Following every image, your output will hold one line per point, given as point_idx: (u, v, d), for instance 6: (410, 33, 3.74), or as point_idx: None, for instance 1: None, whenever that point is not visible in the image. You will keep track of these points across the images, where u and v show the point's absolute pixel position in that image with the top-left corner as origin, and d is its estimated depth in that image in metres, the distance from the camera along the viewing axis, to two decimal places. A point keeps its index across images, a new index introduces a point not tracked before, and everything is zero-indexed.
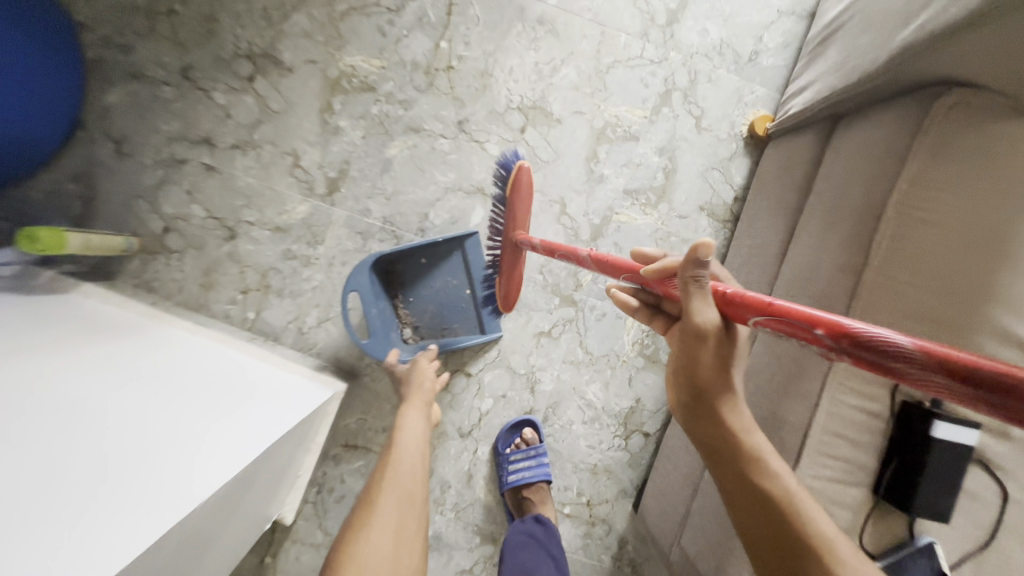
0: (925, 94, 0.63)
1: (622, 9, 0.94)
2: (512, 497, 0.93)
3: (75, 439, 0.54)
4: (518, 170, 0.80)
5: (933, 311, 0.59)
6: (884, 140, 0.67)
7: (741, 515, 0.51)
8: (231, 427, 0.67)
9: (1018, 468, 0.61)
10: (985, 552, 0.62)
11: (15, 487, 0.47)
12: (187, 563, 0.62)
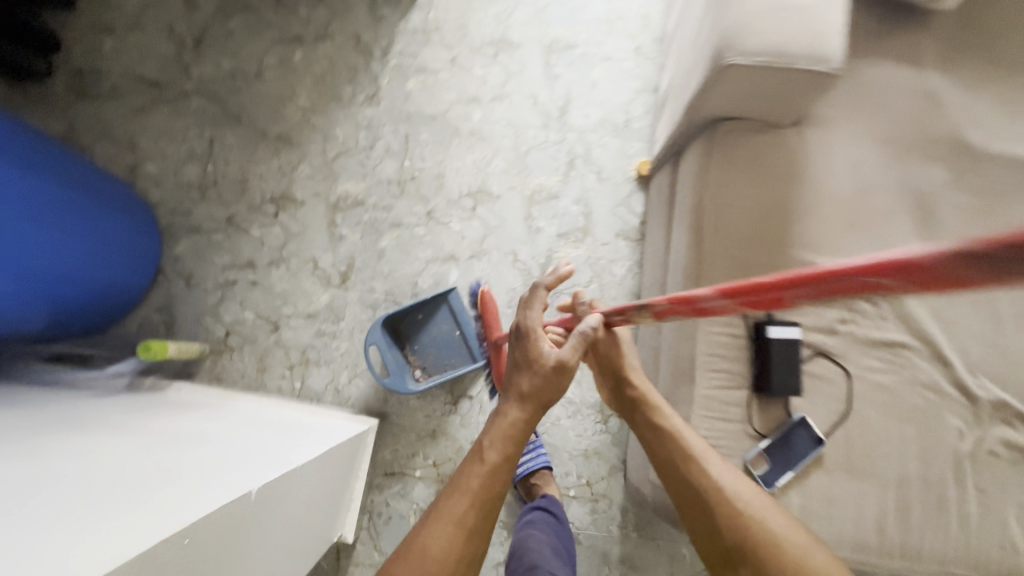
0: (705, 127, 0.96)
1: (526, 113, 1.33)
2: (523, 487, 1.15)
3: (191, 447, 0.76)
4: (483, 294, 1.17)
5: (744, 258, 0.90)
6: (692, 159, 0.98)
7: (652, 446, 0.83)
8: (295, 444, 0.88)
9: (847, 352, 0.88)
10: (848, 417, 0.86)
11: (155, 462, 0.68)
12: (283, 551, 0.79)
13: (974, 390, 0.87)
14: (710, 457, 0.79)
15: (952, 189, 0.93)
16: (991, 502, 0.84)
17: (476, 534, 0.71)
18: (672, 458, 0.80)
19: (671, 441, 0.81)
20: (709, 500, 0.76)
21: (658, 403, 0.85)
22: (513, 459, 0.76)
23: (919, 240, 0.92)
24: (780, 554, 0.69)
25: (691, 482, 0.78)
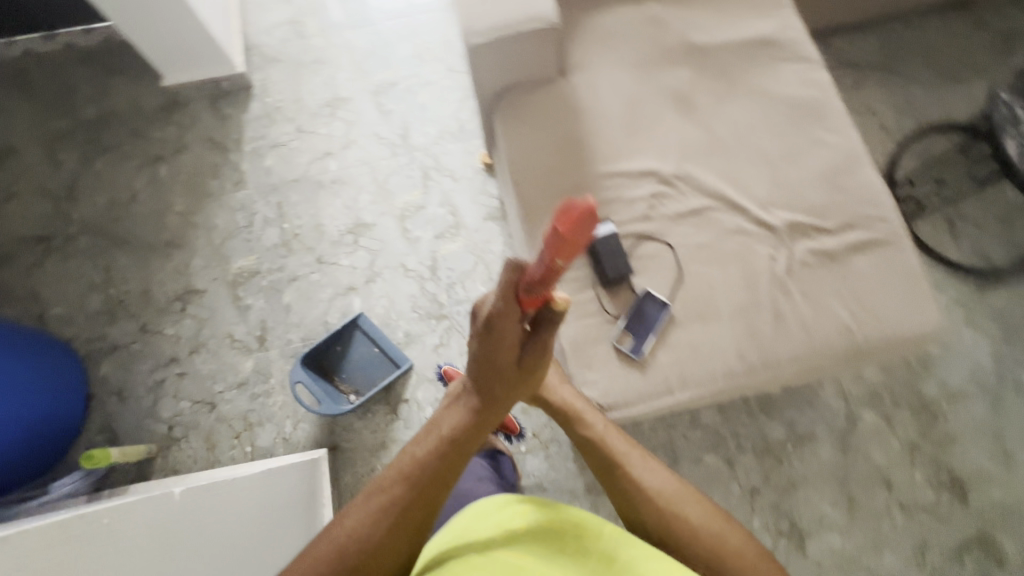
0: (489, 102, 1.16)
1: (375, 149, 1.52)
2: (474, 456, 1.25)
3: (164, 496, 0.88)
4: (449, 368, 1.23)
5: (552, 187, 1.09)
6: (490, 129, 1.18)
7: (585, 453, 0.83)
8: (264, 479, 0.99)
9: (662, 229, 1.05)
10: (682, 278, 1.02)
11: None
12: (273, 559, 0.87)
13: (770, 221, 1.05)
14: (636, 459, 0.79)
15: (698, 80, 1.15)
16: (818, 301, 1.01)
17: (404, 533, 0.74)
18: (602, 461, 0.80)
19: (601, 450, 0.81)
20: (638, 503, 0.76)
21: (585, 412, 0.86)
22: (456, 460, 0.77)
23: (689, 125, 1.12)
24: (699, 546, 0.72)
25: (619, 485, 0.78)
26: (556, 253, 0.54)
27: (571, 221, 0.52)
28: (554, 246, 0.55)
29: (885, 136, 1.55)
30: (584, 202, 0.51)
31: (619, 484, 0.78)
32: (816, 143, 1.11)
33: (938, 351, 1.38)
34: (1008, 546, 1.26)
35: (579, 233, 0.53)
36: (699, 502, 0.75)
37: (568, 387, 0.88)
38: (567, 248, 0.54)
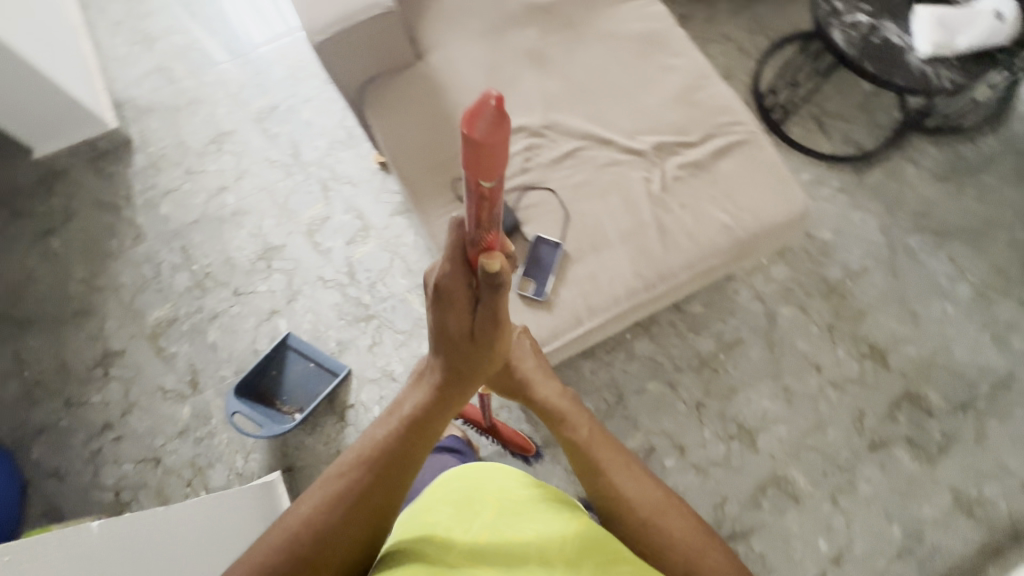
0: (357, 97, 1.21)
1: (270, 174, 1.53)
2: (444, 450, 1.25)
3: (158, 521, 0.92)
4: None
5: (430, 161, 1.12)
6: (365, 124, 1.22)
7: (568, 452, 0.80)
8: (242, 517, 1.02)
9: (541, 177, 1.11)
10: (570, 216, 1.08)
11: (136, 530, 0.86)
12: None
13: (637, 147, 1.12)
14: (620, 463, 0.76)
15: (547, 36, 1.22)
16: (696, 208, 1.08)
17: (360, 520, 0.69)
18: (584, 460, 0.77)
19: (584, 451, 0.77)
20: (619, 507, 0.73)
21: (571, 410, 0.81)
22: (421, 439, 0.74)
23: (547, 78, 1.18)
24: (675, 557, 0.69)
25: (601, 487, 0.75)
26: (473, 166, 0.46)
27: (479, 125, 0.44)
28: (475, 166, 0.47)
29: (743, 56, 1.67)
30: (490, 98, 0.43)
31: (601, 486, 0.75)
32: (664, 69, 1.19)
33: (832, 238, 1.49)
34: (933, 394, 1.37)
35: (493, 143, 0.45)
36: (681, 514, 0.72)
37: (554, 381, 0.83)
38: (489, 165, 0.46)
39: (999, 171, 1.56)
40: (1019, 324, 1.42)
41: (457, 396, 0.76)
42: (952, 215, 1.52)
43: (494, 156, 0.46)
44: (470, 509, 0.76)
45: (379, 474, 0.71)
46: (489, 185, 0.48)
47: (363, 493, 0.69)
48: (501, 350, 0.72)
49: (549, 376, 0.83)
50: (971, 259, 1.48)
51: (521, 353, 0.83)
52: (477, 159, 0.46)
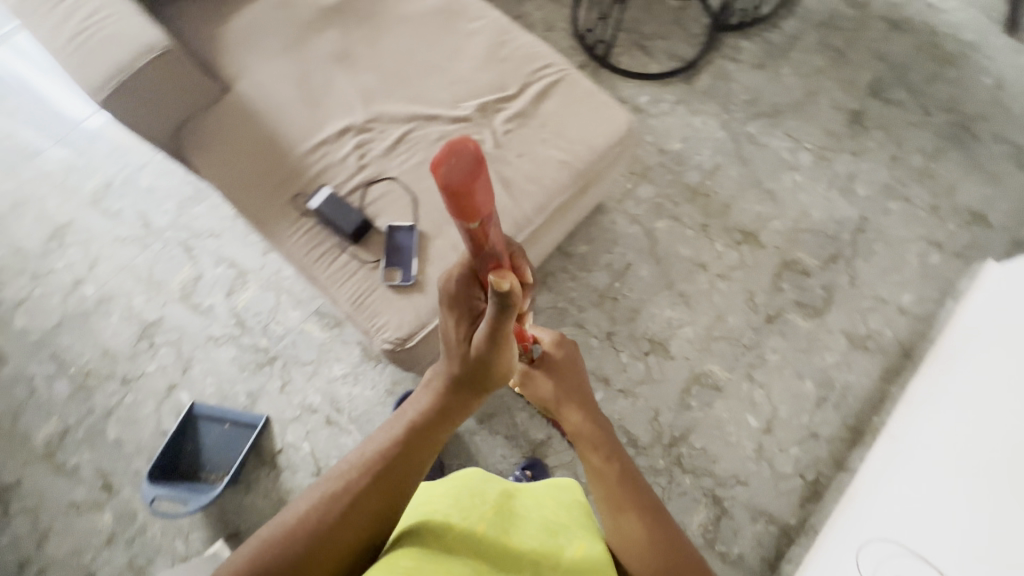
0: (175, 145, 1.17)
1: (125, 252, 1.46)
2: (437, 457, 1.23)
3: None
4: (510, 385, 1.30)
5: (265, 185, 1.10)
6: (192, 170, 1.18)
7: (592, 481, 0.78)
8: None
9: (380, 168, 1.11)
10: (418, 198, 1.09)
11: None
12: None
13: (462, 114, 1.15)
14: (648, 509, 0.73)
15: (348, 33, 1.22)
16: (533, 154, 1.12)
17: (356, 526, 0.67)
18: (607, 489, 0.75)
19: (611, 479, 0.75)
20: (638, 546, 0.70)
21: (603, 438, 0.79)
22: (426, 444, 0.72)
23: (359, 74, 1.19)
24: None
25: (623, 525, 0.72)
26: (453, 216, 0.41)
27: (446, 171, 0.39)
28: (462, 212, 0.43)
29: (556, 7, 1.74)
30: (463, 144, 0.38)
31: (622, 525, 0.72)
32: (468, 35, 1.22)
33: (682, 147, 1.59)
34: (806, 256, 1.49)
35: (470, 184, 0.39)
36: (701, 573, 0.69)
37: (592, 405, 0.81)
38: (471, 208, 0.42)
39: (805, 46, 1.71)
40: (857, 173, 1.58)
41: (465, 403, 0.73)
42: (777, 95, 1.65)
43: (476, 197, 0.41)
44: (473, 502, 0.74)
45: (381, 476, 0.69)
46: (474, 221, 0.43)
47: (358, 497, 0.68)
48: (508, 367, 0.69)
49: (582, 394, 0.82)
50: (803, 129, 1.62)
51: (561, 369, 0.82)
52: (460, 209, 0.42)
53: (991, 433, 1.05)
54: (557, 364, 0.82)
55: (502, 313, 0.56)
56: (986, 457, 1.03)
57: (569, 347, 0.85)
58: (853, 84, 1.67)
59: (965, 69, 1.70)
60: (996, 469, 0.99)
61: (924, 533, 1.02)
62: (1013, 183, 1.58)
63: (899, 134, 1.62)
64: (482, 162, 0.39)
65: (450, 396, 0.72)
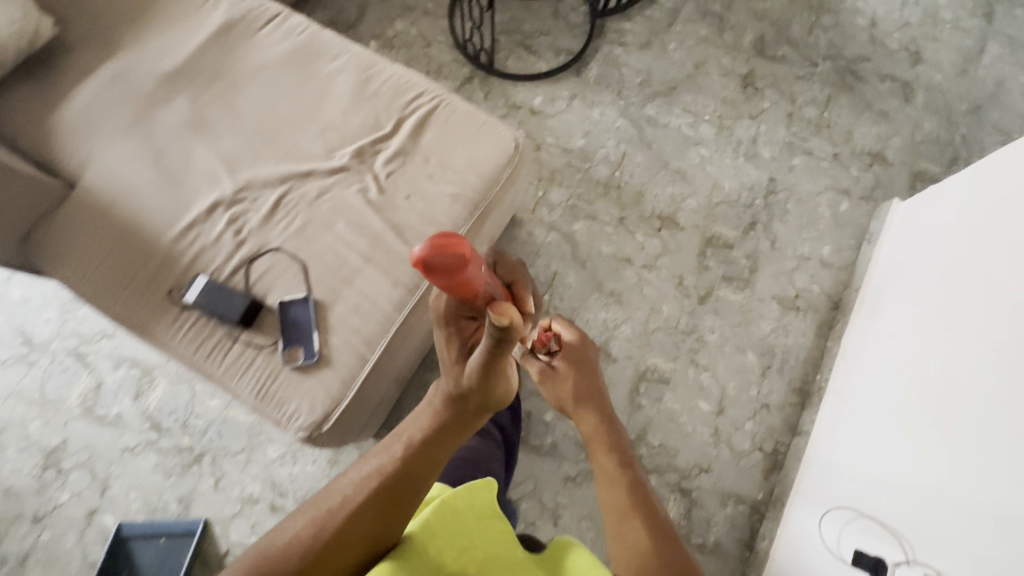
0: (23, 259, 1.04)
1: (9, 376, 1.31)
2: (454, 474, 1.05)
3: None
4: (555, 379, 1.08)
5: (135, 285, 0.99)
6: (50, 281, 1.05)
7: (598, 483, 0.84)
8: None
9: (260, 241, 1.02)
10: (309, 265, 1.01)
11: None
12: None
13: (338, 164, 1.07)
14: (648, 516, 0.78)
15: (199, 97, 1.11)
16: (421, 193, 1.05)
17: (351, 544, 0.67)
18: (611, 480, 0.84)
19: (614, 473, 0.84)
20: (634, 549, 0.74)
21: (613, 444, 0.88)
22: (428, 461, 0.73)
23: (220, 140, 1.09)
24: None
25: (625, 528, 0.77)
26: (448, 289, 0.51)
27: (437, 258, 0.49)
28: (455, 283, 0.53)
29: (430, 18, 1.65)
30: (453, 240, 0.49)
31: (623, 532, 0.77)
32: (331, 77, 1.14)
33: (586, 142, 1.55)
34: (725, 229, 1.49)
35: (460, 268, 0.50)
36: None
37: (605, 413, 0.93)
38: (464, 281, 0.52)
39: (686, 17, 1.69)
40: (759, 136, 1.58)
41: (465, 421, 0.73)
42: (668, 72, 1.63)
43: (468, 273, 0.51)
44: (471, 536, 0.68)
45: (381, 496, 0.69)
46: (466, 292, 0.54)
47: (355, 514, 0.68)
48: (505, 387, 0.71)
49: (597, 400, 0.94)
50: (700, 102, 1.61)
51: (577, 369, 0.96)
52: (455, 282, 0.52)
53: (938, 365, 1.04)
54: (572, 365, 0.97)
55: (499, 347, 0.60)
56: (927, 396, 1.02)
57: (589, 356, 0.98)
58: (738, 47, 1.67)
59: (839, 13, 1.73)
60: (935, 406, 0.99)
61: (873, 497, 1.04)
62: (902, 119, 1.63)
63: (791, 88, 1.63)
64: (468, 251, 0.50)
65: (449, 413, 0.72)
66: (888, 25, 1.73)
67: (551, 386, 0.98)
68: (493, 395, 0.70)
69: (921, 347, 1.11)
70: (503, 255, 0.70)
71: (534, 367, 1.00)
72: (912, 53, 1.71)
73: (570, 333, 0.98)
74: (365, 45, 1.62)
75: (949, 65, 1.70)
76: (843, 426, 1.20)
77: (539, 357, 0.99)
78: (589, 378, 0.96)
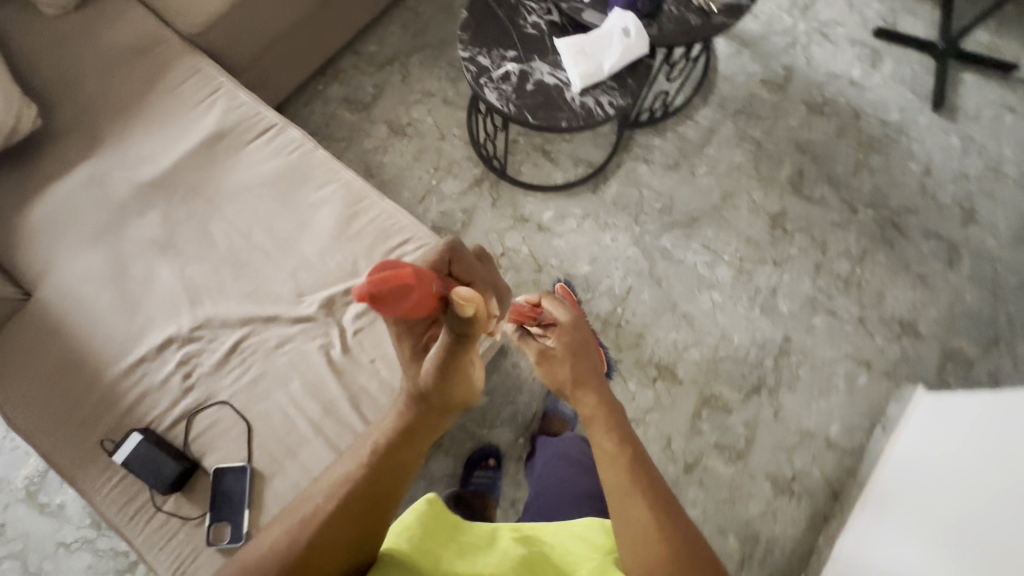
0: None
1: None
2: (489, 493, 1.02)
3: None
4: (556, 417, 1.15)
5: (72, 424, 0.93)
6: None
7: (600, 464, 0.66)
8: None
9: (209, 391, 0.95)
10: (255, 425, 0.94)
11: None
12: None
13: (303, 312, 0.99)
14: (658, 496, 0.63)
15: (174, 212, 1.05)
16: (387, 357, 0.97)
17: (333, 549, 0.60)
18: (624, 482, 0.64)
19: (626, 470, 0.64)
20: (645, 540, 0.61)
21: (619, 423, 0.67)
22: (398, 463, 0.64)
23: (188, 265, 1.02)
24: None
25: (631, 512, 0.62)
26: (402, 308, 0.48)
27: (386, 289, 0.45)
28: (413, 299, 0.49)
29: (449, 108, 1.56)
30: (382, 274, 0.45)
31: (630, 514, 0.62)
32: (316, 206, 1.06)
33: (590, 269, 1.44)
34: (726, 389, 1.37)
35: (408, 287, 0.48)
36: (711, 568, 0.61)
37: (608, 388, 0.69)
38: (414, 295, 0.49)
39: (722, 140, 1.57)
40: (780, 286, 1.45)
41: (430, 423, 0.65)
42: (691, 200, 1.51)
43: (415, 290, 0.49)
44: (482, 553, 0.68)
45: (352, 502, 0.62)
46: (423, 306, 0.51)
47: (326, 524, 0.60)
48: (468, 380, 0.62)
49: (598, 379, 0.69)
50: (721, 239, 1.48)
51: (571, 343, 0.69)
52: (412, 300, 0.49)
53: (960, 465, 1.00)
54: (564, 334, 0.69)
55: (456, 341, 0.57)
56: (957, 490, 0.97)
57: (582, 325, 0.72)
58: (773, 181, 1.53)
59: (890, 154, 1.57)
60: (975, 497, 0.92)
61: None
62: (942, 286, 1.46)
63: (823, 235, 1.49)
64: (410, 273, 0.48)
65: (413, 414, 0.64)
66: (943, 173, 1.56)
67: (539, 364, 0.70)
68: (455, 394, 0.62)
69: (948, 458, 1.04)
70: (460, 251, 0.64)
71: (519, 342, 0.72)
72: (966, 210, 1.53)
73: (554, 302, 0.71)
74: (376, 131, 1.54)
75: (1007, 228, 1.52)
76: (881, 543, 1.06)
77: (518, 329, 0.72)
78: (586, 359, 0.69)
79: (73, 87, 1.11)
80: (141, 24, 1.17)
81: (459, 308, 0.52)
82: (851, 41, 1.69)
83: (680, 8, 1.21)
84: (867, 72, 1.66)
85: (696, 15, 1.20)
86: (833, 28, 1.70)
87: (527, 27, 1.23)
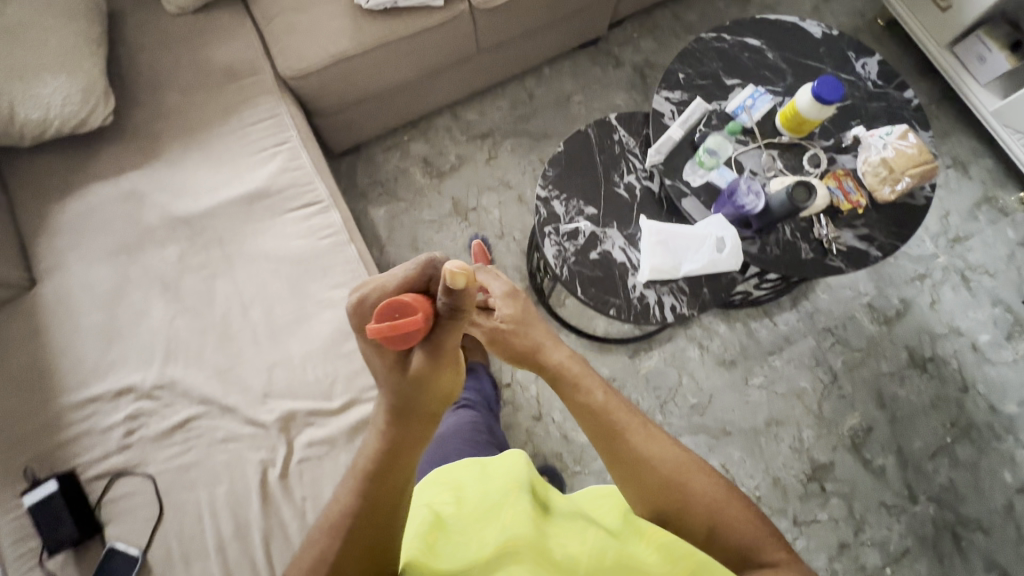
0: None
1: None
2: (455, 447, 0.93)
3: None
4: None
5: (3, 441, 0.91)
6: None
7: (578, 418, 0.69)
8: None
9: (142, 458, 0.91)
10: (166, 514, 0.89)
11: None
12: None
13: (260, 417, 0.93)
14: (638, 425, 0.67)
15: (191, 255, 1.01)
16: (319, 502, 0.89)
17: None
18: (599, 429, 0.67)
19: (601, 415, 0.67)
20: (637, 471, 0.64)
21: (583, 373, 0.70)
22: (393, 480, 0.56)
23: (180, 314, 0.98)
24: (695, 522, 0.62)
25: (619, 454, 0.65)
26: (402, 338, 0.49)
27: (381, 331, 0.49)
28: (412, 324, 0.49)
29: (519, 209, 1.46)
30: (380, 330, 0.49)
31: (620, 455, 0.65)
32: (323, 305, 0.99)
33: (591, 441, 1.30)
34: None
35: (401, 323, 0.49)
36: (708, 477, 0.64)
37: (563, 345, 0.73)
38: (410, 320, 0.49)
39: (793, 355, 1.37)
40: None
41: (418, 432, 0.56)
42: (731, 411, 1.33)
43: (405, 323, 0.49)
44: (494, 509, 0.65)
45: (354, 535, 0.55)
46: (418, 325, 0.50)
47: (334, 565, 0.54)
48: (456, 372, 0.56)
49: (552, 338, 0.73)
50: (746, 467, 1.29)
51: (520, 318, 0.73)
52: (408, 324, 0.49)
53: None
54: (508, 308, 0.74)
55: (452, 320, 0.51)
56: None
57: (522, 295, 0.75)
58: (832, 426, 1.32)
59: (984, 450, 1.32)
60: None
61: None
62: None
63: (864, 513, 1.27)
64: (401, 311, 0.49)
65: (398, 427, 0.54)
66: None
67: (493, 346, 0.75)
68: (435, 393, 0.54)
69: None
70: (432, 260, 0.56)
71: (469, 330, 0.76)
72: None
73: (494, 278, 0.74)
74: (440, 204, 1.46)
75: None
76: None
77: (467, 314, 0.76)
78: (536, 326, 0.74)
79: (156, 94, 1.11)
80: (245, 48, 1.15)
81: (454, 282, 0.48)
82: (994, 299, 1.43)
83: (795, 234, 1.03)
84: (998, 342, 1.39)
85: (810, 248, 1.02)
86: (978, 275, 1.44)
87: (619, 186, 1.10)
